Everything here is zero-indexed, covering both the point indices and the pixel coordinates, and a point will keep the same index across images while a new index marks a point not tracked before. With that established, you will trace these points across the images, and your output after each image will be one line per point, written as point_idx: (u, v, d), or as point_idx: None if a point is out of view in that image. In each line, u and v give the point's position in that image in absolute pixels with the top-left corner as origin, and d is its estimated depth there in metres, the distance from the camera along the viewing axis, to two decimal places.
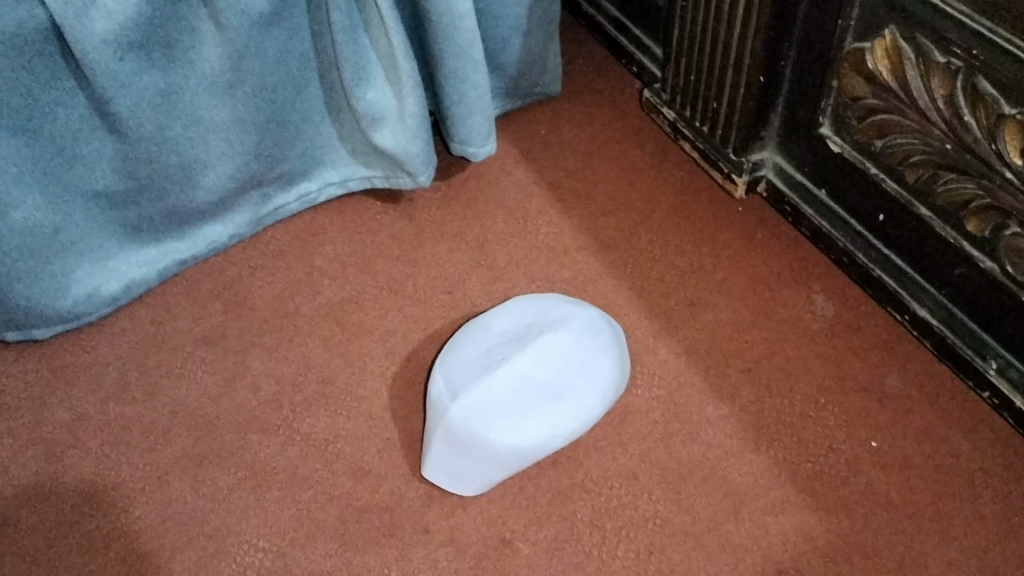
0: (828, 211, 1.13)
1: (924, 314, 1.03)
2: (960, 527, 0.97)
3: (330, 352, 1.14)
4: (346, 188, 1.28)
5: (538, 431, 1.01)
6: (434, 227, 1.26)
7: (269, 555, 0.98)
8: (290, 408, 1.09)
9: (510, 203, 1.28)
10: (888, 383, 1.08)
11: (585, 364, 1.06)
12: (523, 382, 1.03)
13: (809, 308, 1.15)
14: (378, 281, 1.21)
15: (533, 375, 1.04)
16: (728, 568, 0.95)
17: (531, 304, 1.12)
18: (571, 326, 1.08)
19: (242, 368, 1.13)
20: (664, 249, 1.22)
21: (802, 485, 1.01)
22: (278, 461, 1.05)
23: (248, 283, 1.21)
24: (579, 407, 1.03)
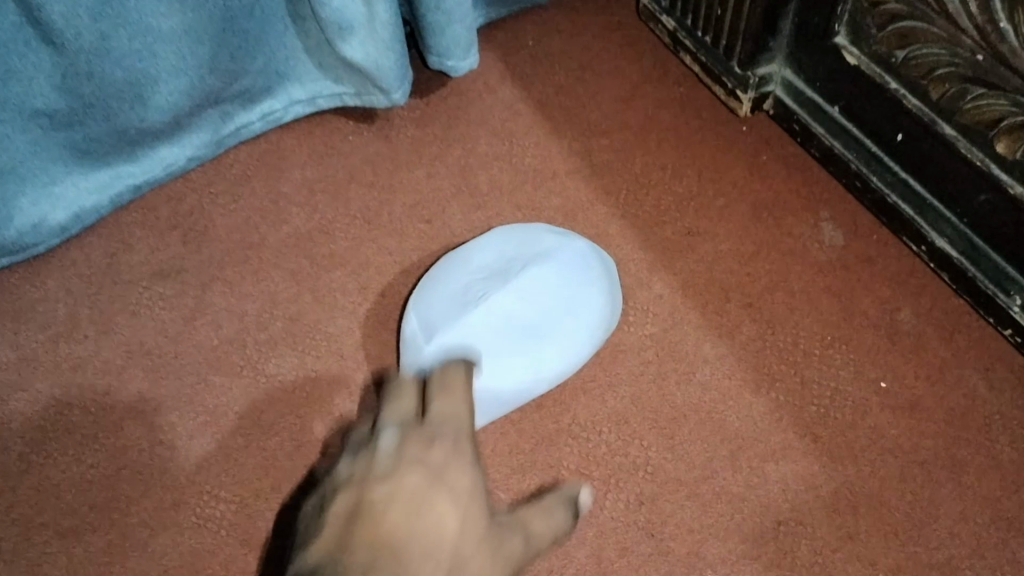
0: (840, 131, 1.03)
1: (944, 244, 0.94)
2: (975, 474, 0.90)
3: (298, 286, 1.06)
4: (315, 107, 1.19)
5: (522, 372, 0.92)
6: (412, 149, 1.17)
7: (231, 507, 0.91)
8: (254, 347, 1.01)
9: (495, 123, 1.18)
10: (901, 319, 1.00)
11: (573, 301, 0.97)
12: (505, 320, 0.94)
13: (817, 237, 1.06)
14: (351, 209, 1.12)
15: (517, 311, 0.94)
16: (724, 520, 0.89)
17: (511, 236, 1.02)
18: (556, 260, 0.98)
19: (203, 304, 1.05)
20: (660, 174, 1.12)
21: (805, 430, 0.94)
22: (242, 406, 0.98)
23: (209, 211, 1.12)
24: (565, 347, 0.95)
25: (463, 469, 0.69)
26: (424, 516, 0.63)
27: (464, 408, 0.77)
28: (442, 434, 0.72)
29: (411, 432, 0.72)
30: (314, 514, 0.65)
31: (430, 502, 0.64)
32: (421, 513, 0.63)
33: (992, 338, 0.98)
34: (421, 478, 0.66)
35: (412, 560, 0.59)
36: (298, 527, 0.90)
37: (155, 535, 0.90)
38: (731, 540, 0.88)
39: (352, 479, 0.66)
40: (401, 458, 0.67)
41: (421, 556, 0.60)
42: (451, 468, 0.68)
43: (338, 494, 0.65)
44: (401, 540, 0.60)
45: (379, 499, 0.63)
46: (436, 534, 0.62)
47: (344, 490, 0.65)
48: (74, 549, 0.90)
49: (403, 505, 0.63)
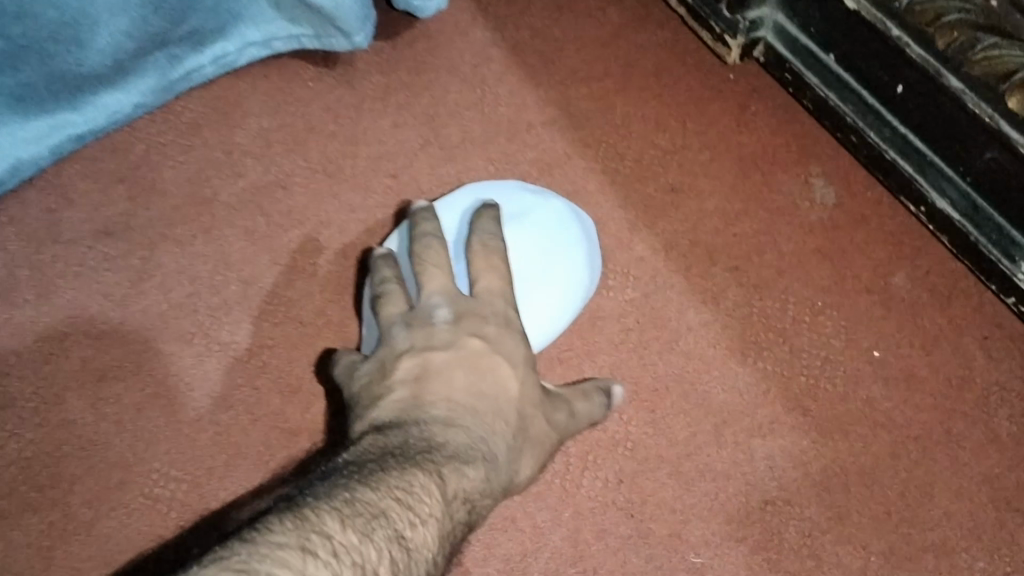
0: (835, 81, 0.95)
1: (945, 206, 0.88)
2: (971, 451, 0.86)
3: (253, 246, 0.98)
4: (271, 49, 1.09)
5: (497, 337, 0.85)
6: (375, 96, 1.08)
7: (182, 487, 0.86)
8: (206, 313, 0.94)
9: (465, 68, 1.10)
10: (896, 283, 0.94)
11: (550, 274, 0.89)
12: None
13: (808, 194, 1.00)
14: (310, 162, 1.04)
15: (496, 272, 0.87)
16: (708, 500, 0.84)
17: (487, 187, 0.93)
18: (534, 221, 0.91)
19: (150, 266, 0.97)
20: (642, 126, 1.05)
21: (793, 402, 0.89)
22: (192, 377, 0.91)
23: (157, 163, 1.04)
24: (543, 313, 0.88)
25: (512, 343, 0.73)
26: (488, 377, 0.70)
27: (505, 277, 0.78)
28: (491, 313, 0.75)
29: (457, 305, 0.74)
30: (374, 370, 0.72)
31: (493, 367, 0.71)
32: (485, 377, 0.70)
33: (990, 304, 0.93)
34: (484, 347, 0.71)
35: (484, 416, 0.67)
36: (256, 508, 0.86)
37: (99, 518, 0.84)
38: (715, 521, 0.83)
39: (413, 348, 0.71)
40: (458, 328, 0.72)
41: (490, 413, 0.68)
42: (504, 337, 0.74)
43: (404, 359, 0.70)
44: (473, 402, 0.67)
45: (442, 363, 0.69)
46: (498, 394, 0.70)
47: (407, 356, 0.70)
48: (12, 535, 0.83)
49: (466, 373, 0.69)
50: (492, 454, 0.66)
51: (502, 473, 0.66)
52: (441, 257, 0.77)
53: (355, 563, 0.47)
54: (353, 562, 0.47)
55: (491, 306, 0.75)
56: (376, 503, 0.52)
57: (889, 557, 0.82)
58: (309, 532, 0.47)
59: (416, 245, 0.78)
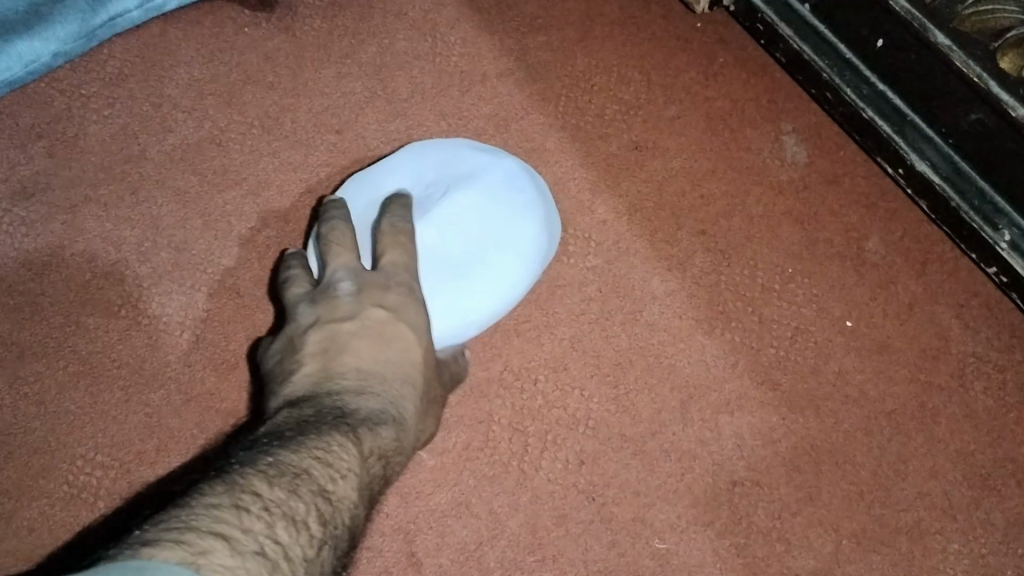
0: (811, 33, 0.89)
1: (925, 168, 0.83)
2: (946, 427, 0.83)
3: (185, 210, 0.91)
4: None
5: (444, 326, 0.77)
6: (317, 44, 1.00)
7: (109, 473, 0.79)
8: (134, 283, 0.87)
9: (414, 14, 1.02)
10: (869, 249, 0.90)
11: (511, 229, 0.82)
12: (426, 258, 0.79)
13: (779, 152, 0.94)
14: (247, 116, 0.96)
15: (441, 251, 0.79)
16: (674, 481, 0.80)
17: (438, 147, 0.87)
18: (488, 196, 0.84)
19: (72, 231, 0.89)
20: (605, 78, 0.98)
21: (763, 376, 0.84)
22: (120, 352, 0.84)
23: (79, 117, 0.95)
24: (506, 278, 0.81)
25: (420, 307, 0.70)
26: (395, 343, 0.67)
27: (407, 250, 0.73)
28: (397, 275, 0.71)
29: (359, 271, 0.70)
30: (283, 348, 0.68)
31: (400, 333, 0.67)
32: (395, 342, 0.67)
33: (967, 270, 0.89)
34: (390, 311, 0.68)
35: (396, 380, 0.65)
36: None
37: (19, 508, 0.77)
38: (681, 504, 0.79)
39: (319, 318, 0.68)
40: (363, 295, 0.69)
41: (398, 379, 0.66)
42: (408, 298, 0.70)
43: (311, 331, 0.66)
44: (381, 367, 0.65)
45: (350, 331, 0.66)
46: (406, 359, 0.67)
47: (315, 328, 0.67)
48: None
49: (375, 341, 0.66)
50: (402, 415, 0.64)
51: (411, 435, 0.65)
52: (347, 236, 0.72)
53: (285, 514, 0.46)
54: (284, 516, 0.46)
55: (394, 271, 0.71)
56: (298, 463, 0.51)
57: (860, 539, 0.79)
58: (240, 493, 0.46)
59: (319, 233, 0.73)
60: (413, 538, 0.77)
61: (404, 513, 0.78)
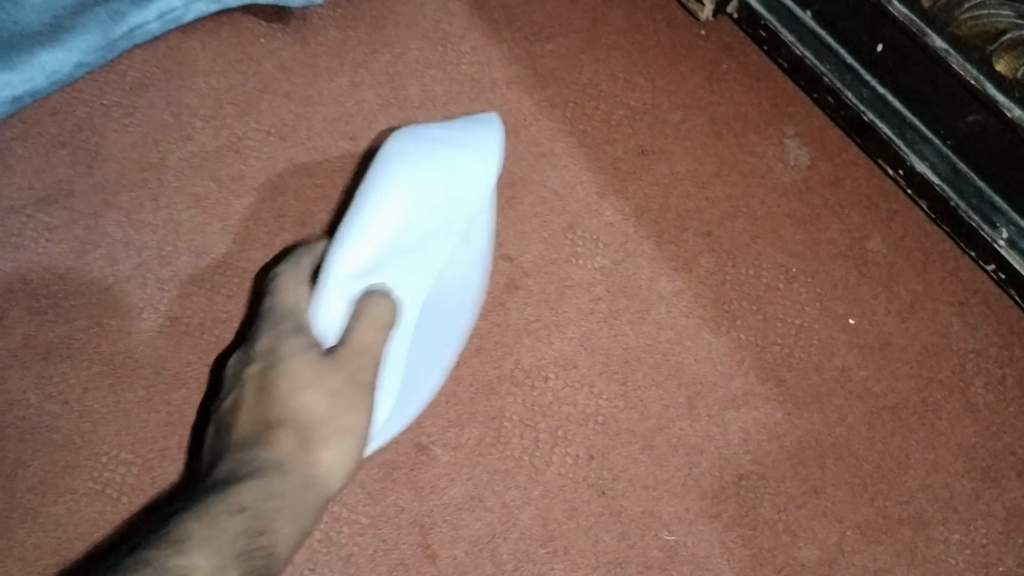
0: (812, 39, 0.91)
1: (925, 169, 0.85)
2: (947, 421, 0.85)
3: (204, 215, 0.93)
4: (220, 4, 1.02)
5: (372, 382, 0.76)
6: (331, 54, 1.03)
7: (133, 469, 0.82)
8: (155, 286, 0.89)
9: (425, 23, 1.05)
10: (872, 248, 0.92)
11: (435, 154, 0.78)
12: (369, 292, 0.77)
13: (782, 156, 0.97)
14: (263, 124, 0.99)
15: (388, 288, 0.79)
16: (682, 474, 0.82)
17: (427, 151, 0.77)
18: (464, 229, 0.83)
19: (95, 235, 0.92)
20: (611, 85, 1.01)
21: (768, 372, 0.86)
22: (142, 353, 0.86)
23: (100, 126, 0.98)
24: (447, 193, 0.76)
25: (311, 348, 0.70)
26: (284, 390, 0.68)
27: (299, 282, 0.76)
28: (285, 323, 0.73)
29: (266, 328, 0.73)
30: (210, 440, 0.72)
31: (277, 378, 0.68)
32: (287, 384, 0.68)
33: (968, 269, 0.91)
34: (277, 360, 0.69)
35: (268, 426, 0.66)
36: None
37: (46, 503, 0.80)
38: (689, 497, 0.81)
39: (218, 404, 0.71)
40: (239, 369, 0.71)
41: (285, 424, 0.67)
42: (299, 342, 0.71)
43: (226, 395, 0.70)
44: (268, 418, 0.67)
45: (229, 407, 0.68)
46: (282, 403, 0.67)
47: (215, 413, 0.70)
48: None
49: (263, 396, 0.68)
50: (287, 460, 0.65)
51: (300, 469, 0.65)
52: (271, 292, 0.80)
53: None
54: None
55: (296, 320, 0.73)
56: (147, 552, 0.53)
57: (864, 530, 0.81)
58: None
59: None
60: (428, 530, 0.79)
61: (420, 506, 0.80)
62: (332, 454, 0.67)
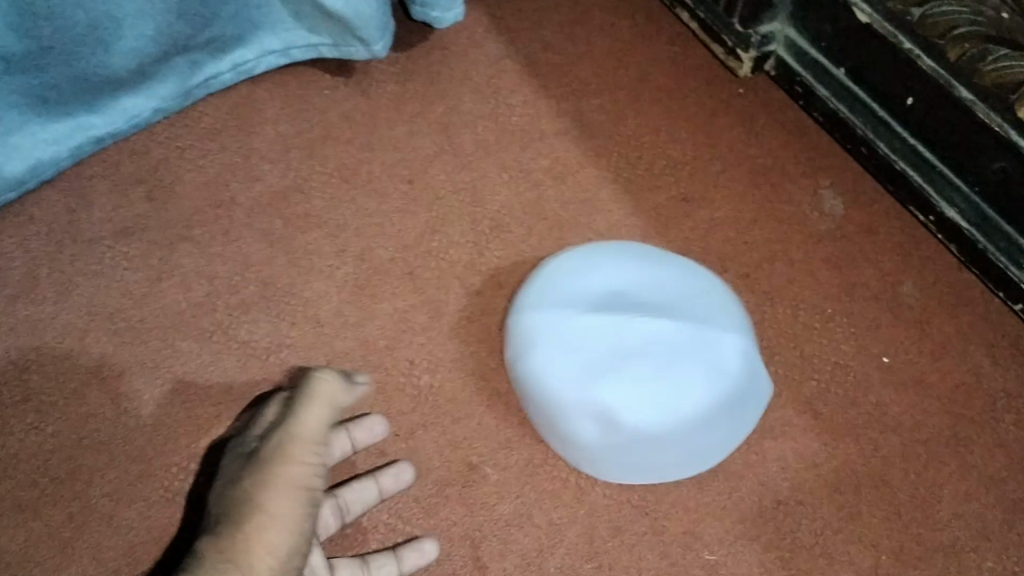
0: (845, 94, 0.97)
1: (953, 215, 0.91)
2: (979, 456, 0.88)
3: (271, 248, 0.99)
4: (289, 58, 1.10)
5: (590, 395, 0.80)
6: (391, 105, 1.10)
7: (200, 481, 0.86)
8: (224, 312, 0.95)
9: (479, 78, 1.12)
10: (904, 291, 0.96)
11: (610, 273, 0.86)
12: (546, 350, 0.83)
13: (817, 204, 1.02)
14: (327, 167, 1.06)
15: (581, 332, 0.82)
16: (721, 499, 0.85)
17: (592, 277, 0.86)
18: (703, 328, 0.82)
19: (169, 265, 0.98)
20: (653, 137, 1.07)
21: (805, 405, 0.90)
22: (210, 374, 0.91)
23: (177, 166, 1.05)
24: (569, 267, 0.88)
25: (286, 445, 0.78)
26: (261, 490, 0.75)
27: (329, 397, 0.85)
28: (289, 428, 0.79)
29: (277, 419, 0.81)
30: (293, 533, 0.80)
31: (247, 485, 0.75)
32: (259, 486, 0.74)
33: (997, 312, 0.95)
34: (252, 462, 0.77)
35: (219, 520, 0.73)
36: None
37: (119, 511, 0.85)
38: (729, 521, 0.84)
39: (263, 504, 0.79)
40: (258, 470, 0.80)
41: (247, 518, 0.72)
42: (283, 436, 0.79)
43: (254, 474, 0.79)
44: (238, 514, 0.73)
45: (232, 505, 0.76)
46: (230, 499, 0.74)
47: None
48: (32, 524, 0.84)
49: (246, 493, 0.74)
50: (240, 556, 0.70)
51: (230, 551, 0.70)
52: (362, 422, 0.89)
53: None
54: None
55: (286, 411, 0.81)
56: None
57: (900, 556, 0.83)
58: None
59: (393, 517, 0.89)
60: (479, 544, 0.83)
61: (472, 521, 0.84)
62: (274, 542, 0.71)
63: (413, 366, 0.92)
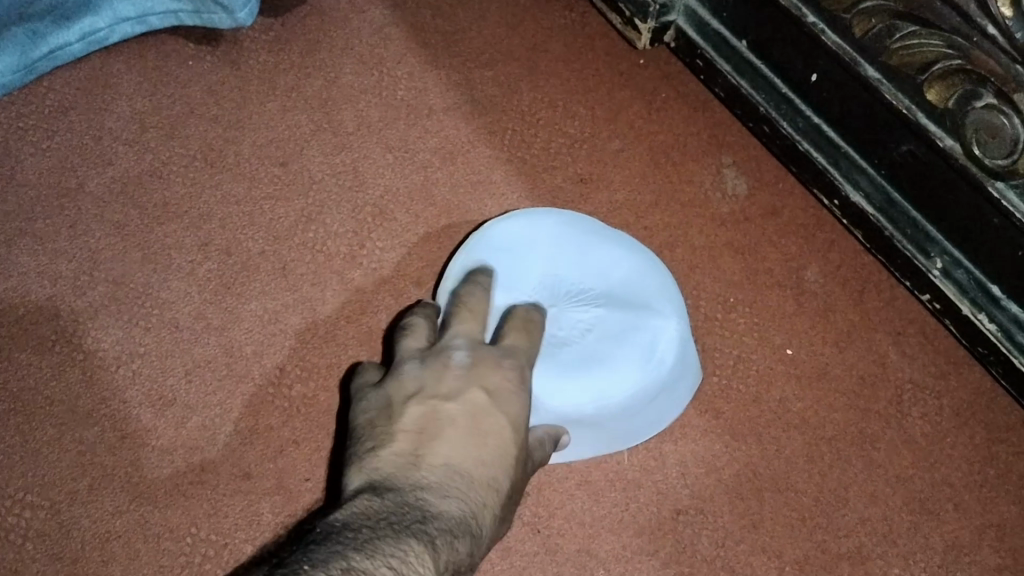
0: (747, 69, 0.91)
1: (859, 199, 0.86)
2: (886, 453, 0.84)
3: (124, 243, 0.89)
4: (145, 26, 1.00)
5: None
6: (263, 78, 1.00)
7: (39, 514, 0.77)
8: (70, 317, 0.85)
9: (361, 48, 1.03)
10: (809, 278, 0.91)
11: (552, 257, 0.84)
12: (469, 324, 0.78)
13: (720, 184, 0.96)
14: (190, 148, 0.96)
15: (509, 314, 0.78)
16: (617, 511, 0.79)
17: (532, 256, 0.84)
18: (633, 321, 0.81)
19: (6, 263, 0.87)
20: (548, 112, 1.00)
21: (706, 404, 0.85)
22: (52, 389, 0.82)
23: (16, 150, 0.94)
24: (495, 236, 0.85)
25: (517, 393, 0.65)
26: (410, 454, 0.59)
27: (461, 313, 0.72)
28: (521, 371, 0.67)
29: (460, 362, 0.66)
30: (375, 412, 0.64)
31: (461, 441, 0.61)
32: (482, 443, 0.61)
33: (903, 298, 0.91)
34: (463, 413, 0.62)
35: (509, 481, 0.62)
36: (122, 535, 0.77)
37: None
38: (626, 534, 0.79)
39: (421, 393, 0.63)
40: (470, 376, 0.65)
41: (486, 482, 0.60)
42: (504, 397, 0.64)
43: (373, 397, 0.65)
44: (466, 469, 0.59)
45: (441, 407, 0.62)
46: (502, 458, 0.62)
47: (415, 402, 0.63)
48: None
49: (465, 430, 0.61)
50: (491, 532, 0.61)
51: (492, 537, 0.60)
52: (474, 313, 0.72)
53: None
54: None
55: (477, 358, 0.66)
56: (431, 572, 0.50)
57: (804, 566, 0.79)
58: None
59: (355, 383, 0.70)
60: None
61: None
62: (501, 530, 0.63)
63: (285, 373, 0.84)
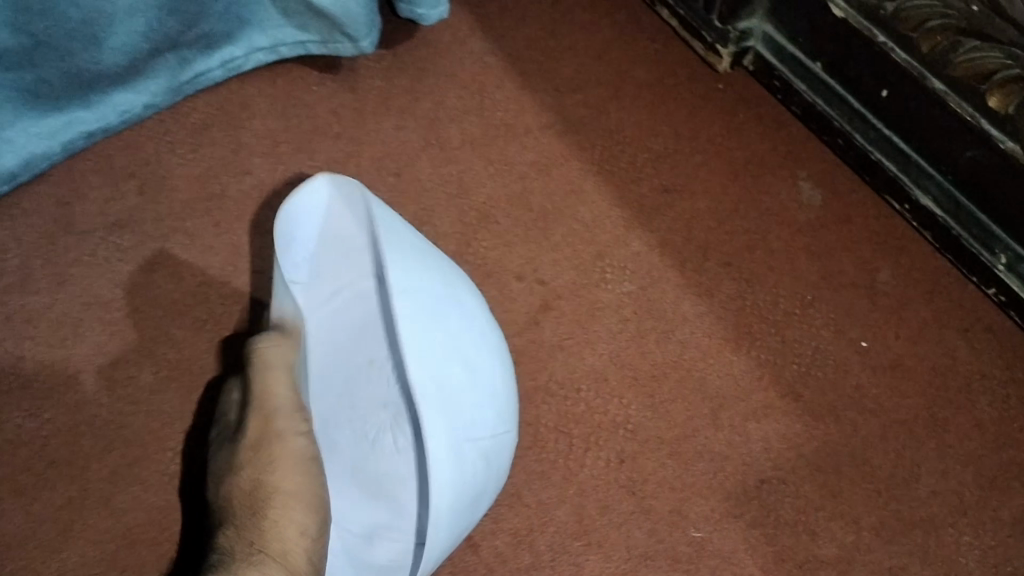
0: (821, 86, 1.01)
1: (928, 203, 0.95)
2: (954, 435, 0.90)
3: (263, 240, 1.02)
4: (277, 55, 1.12)
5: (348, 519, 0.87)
6: (379, 100, 1.12)
7: (197, 463, 0.91)
8: (218, 301, 0.98)
9: (465, 75, 1.14)
10: (881, 279, 0.99)
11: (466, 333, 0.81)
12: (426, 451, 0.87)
13: (796, 195, 1.05)
14: (316, 161, 1.08)
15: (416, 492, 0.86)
16: (707, 478, 0.88)
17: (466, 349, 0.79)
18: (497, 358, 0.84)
19: (162, 256, 1.01)
20: (636, 130, 1.09)
21: (786, 388, 0.93)
22: (206, 360, 0.95)
23: (167, 161, 1.07)
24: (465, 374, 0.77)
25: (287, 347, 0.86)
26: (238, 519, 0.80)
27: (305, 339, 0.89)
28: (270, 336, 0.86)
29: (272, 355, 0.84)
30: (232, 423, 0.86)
31: (291, 507, 0.80)
32: (264, 417, 0.82)
33: (971, 298, 0.98)
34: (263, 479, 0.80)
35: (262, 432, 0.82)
36: None
37: (117, 492, 0.89)
38: (714, 499, 0.87)
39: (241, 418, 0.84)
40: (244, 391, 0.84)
41: (280, 423, 0.82)
42: (262, 439, 0.81)
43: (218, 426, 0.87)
44: (269, 445, 0.81)
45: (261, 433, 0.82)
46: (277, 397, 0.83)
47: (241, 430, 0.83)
48: (30, 509, 0.88)
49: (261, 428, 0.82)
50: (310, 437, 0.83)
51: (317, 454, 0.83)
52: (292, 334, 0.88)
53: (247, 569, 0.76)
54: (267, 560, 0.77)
55: (256, 403, 0.82)
56: (225, 546, 0.79)
57: (880, 531, 0.86)
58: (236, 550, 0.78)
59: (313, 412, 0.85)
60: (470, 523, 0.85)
61: None
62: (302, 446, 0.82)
63: None
